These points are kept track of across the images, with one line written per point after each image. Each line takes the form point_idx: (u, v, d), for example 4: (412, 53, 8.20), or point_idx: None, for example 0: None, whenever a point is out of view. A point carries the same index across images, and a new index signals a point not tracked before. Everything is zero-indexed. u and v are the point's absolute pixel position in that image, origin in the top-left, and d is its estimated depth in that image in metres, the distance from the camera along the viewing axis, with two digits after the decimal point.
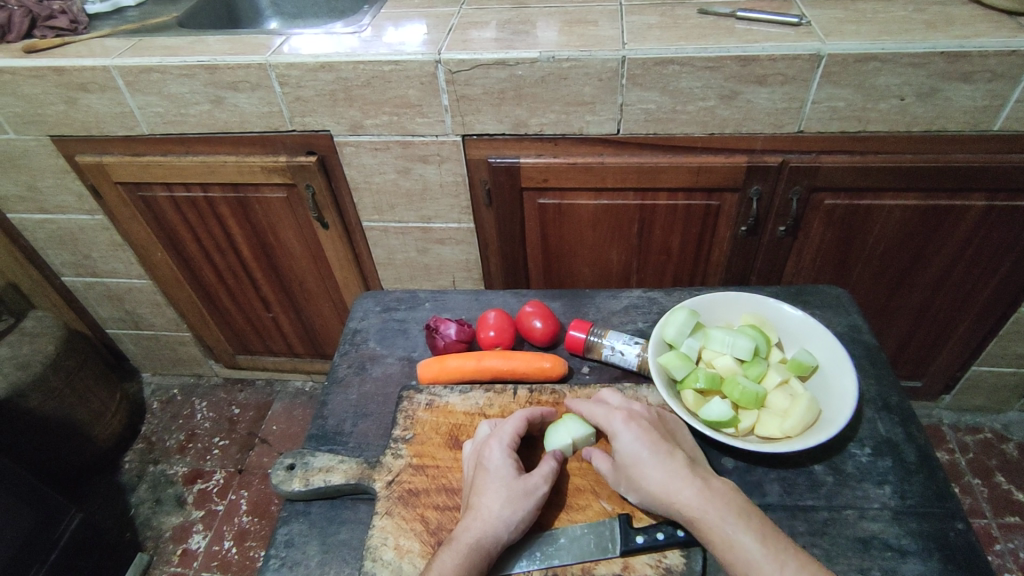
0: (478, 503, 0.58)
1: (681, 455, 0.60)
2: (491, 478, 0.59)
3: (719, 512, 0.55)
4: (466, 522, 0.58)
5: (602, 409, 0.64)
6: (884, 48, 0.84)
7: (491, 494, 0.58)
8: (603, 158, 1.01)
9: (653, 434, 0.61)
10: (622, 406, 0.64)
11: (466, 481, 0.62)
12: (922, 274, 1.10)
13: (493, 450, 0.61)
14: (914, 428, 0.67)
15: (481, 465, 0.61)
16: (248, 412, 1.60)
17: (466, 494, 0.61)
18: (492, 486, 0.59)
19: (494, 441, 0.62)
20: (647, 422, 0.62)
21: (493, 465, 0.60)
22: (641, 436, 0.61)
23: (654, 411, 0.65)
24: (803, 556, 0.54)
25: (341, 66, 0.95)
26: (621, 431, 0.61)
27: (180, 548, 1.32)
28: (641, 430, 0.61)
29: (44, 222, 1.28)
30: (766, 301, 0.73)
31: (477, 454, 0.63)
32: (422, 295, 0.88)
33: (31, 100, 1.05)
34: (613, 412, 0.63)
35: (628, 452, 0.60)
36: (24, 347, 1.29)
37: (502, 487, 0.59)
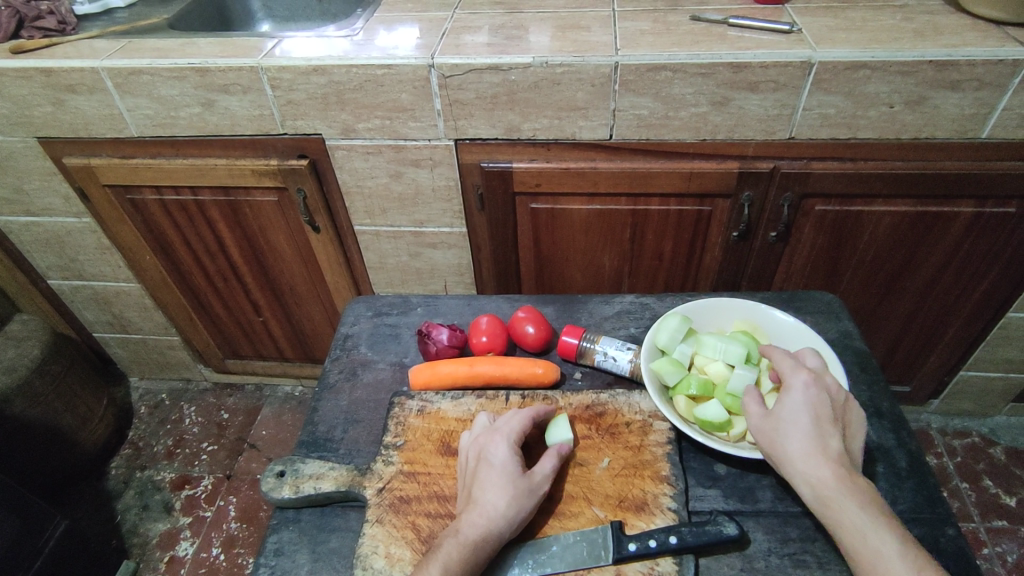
0: (481, 497, 0.58)
1: (841, 442, 0.57)
2: (495, 473, 0.59)
3: (856, 504, 0.54)
4: (467, 517, 0.57)
5: (792, 365, 0.62)
6: (874, 56, 0.85)
7: (495, 490, 0.58)
8: (596, 163, 1.01)
9: (827, 409, 0.58)
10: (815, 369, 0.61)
11: (466, 475, 0.62)
12: (912, 280, 1.10)
13: (499, 446, 0.61)
14: (905, 433, 0.67)
15: (487, 459, 0.61)
16: (238, 417, 1.58)
17: (466, 487, 0.61)
18: (495, 482, 0.59)
19: (499, 436, 0.62)
20: (829, 395, 0.59)
21: (498, 460, 0.60)
22: (814, 405, 0.58)
23: (842, 388, 0.61)
24: None
25: (333, 69, 0.94)
26: (797, 391, 0.59)
27: (167, 555, 1.30)
28: (818, 402, 0.59)
29: (30, 225, 1.26)
30: (757, 307, 0.73)
31: (480, 447, 0.63)
32: (414, 299, 0.87)
33: (18, 101, 1.04)
34: (798, 370, 0.61)
35: (790, 414, 0.59)
36: (9, 351, 1.28)
37: (505, 483, 0.59)
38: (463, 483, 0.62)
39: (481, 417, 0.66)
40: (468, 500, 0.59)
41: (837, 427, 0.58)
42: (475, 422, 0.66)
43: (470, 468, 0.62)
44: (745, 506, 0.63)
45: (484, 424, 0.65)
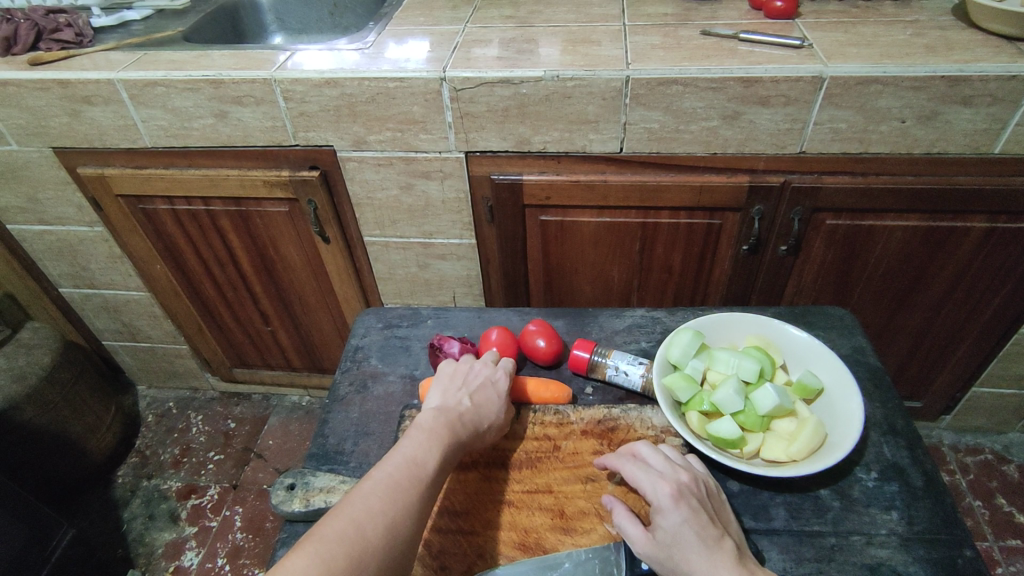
0: (479, 406, 0.65)
1: (730, 543, 0.55)
2: (495, 393, 0.67)
3: None
4: (464, 415, 0.64)
5: (653, 468, 0.59)
6: (886, 71, 0.85)
7: (491, 407, 0.66)
8: (606, 176, 1.01)
9: (703, 517, 0.55)
10: (664, 468, 0.59)
11: (461, 381, 0.68)
12: (924, 295, 1.10)
13: (502, 376, 0.69)
14: (919, 452, 0.66)
15: (490, 380, 0.69)
16: (244, 426, 1.58)
17: (463, 390, 0.67)
18: (493, 399, 0.67)
19: (503, 369, 0.70)
20: (694, 497, 0.57)
21: (501, 387, 0.68)
22: (690, 517, 0.55)
23: (697, 476, 0.59)
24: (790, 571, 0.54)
25: (345, 82, 0.95)
26: (667, 504, 0.56)
27: (172, 565, 1.30)
28: (691, 510, 0.55)
29: (43, 233, 1.27)
30: (770, 323, 0.72)
31: (482, 370, 0.70)
32: (425, 311, 0.87)
33: (35, 112, 1.05)
34: (660, 484, 0.57)
35: (675, 530, 0.55)
36: (19, 359, 1.28)
37: (500, 404, 0.67)
38: (454, 384, 0.68)
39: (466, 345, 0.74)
40: (458, 397, 0.66)
41: (717, 528, 0.56)
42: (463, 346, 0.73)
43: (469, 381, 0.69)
44: (757, 524, 0.61)
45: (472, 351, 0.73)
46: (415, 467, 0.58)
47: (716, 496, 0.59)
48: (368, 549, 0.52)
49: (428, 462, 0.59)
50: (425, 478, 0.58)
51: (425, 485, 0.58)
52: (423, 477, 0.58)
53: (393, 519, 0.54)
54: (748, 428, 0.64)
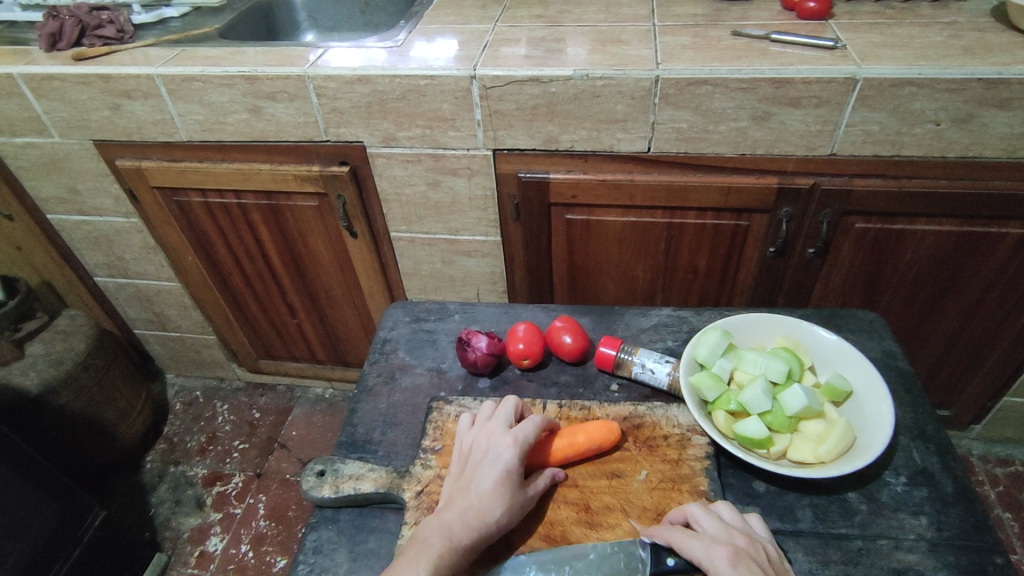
0: (479, 498, 0.59)
1: None
2: (499, 475, 0.60)
3: None
4: (461, 516, 0.58)
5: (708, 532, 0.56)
6: (921, 73, 0.84)
7: (495, 494, 0.59)
8: (632, 176, 1.01)
9: None
10: (719, 533, 0.56)
11: (465, 468, 0.62)
12: (955, 301, 1.08)
13: (508, 448, 0.61)
14: (950, 458, 0.65)
15: (494, 457, 0.61)
16: (269, 416, 1.61)
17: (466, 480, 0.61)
18: (497, 484, 0.59)
19: (513, 438, 0.62)
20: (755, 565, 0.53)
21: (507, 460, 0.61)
22: None
23: (757, 542, 0.55)
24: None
25: (377, 79, 0.97)
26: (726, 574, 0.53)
27: (197, 550, 1.33)
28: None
29: (81, 224, 1.31)
30: (799, 324, 0.72)
31: (489, 444, 0.63)
32: (452, 306, 0.88)
33: (77, 105, 1.08)
34: (715, 549, 0.54)
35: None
36: (57, 345, 1.32)
37: (509, 486, 0.60)
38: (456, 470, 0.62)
39: (484, 410, 0.67)
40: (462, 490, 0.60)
41: None
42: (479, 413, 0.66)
43: (475, 462, 0.62)
44: (783, 525, 0.61)
45: (488, 417, 0.66)
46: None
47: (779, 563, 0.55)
48: None
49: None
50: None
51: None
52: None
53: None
54: (776, 428, 0.63)
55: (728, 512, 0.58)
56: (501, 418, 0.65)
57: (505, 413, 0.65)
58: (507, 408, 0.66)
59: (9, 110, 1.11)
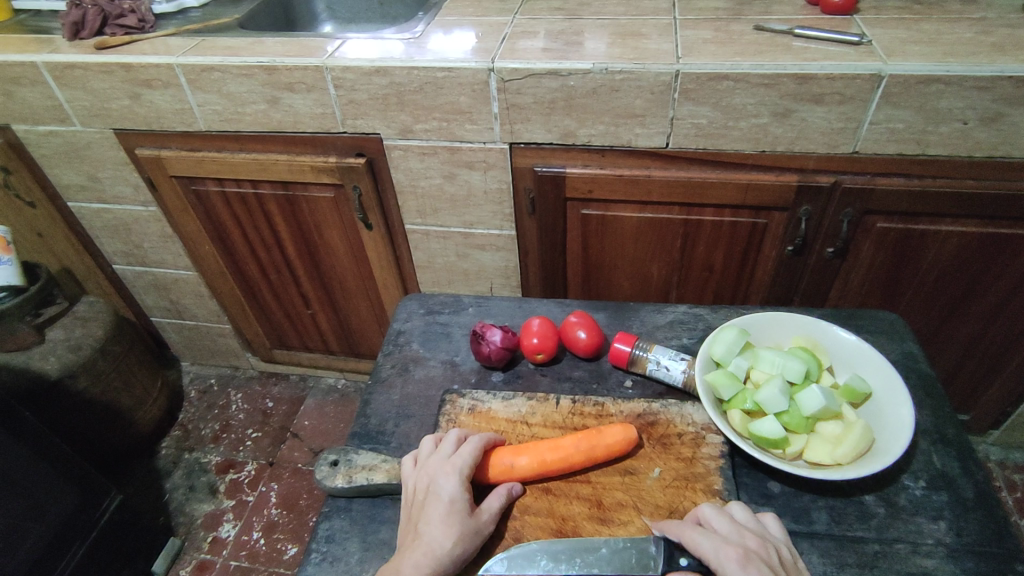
0: (427, 536, 0.56)
1: None
2: (442, 508, 0.58)
3: None
4: (411, 557, 0.55)
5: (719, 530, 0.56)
6: (948, 70, 0.82)
7: (441, 528, 0.57)
8: (650, 172, 1.00)
9: None
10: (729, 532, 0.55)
11: (411, 507, 0.60)
12: (977, 304, 1.06)
13: (450, 480, 0.59)
14: (971, 463, 0.64)
15: (435, 494, 0.59)
16: (282, 406, 1.63)
17: (414, 520, 0.59)
18: (441, 518, 0.57)
19: (451, 467, 0.61)
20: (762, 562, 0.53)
21: (448, 494, 0.59)
22: None
23: (768, 543, 0.54)
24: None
25: (395, 71, 0.96)
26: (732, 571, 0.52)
27: (210, 536, 1.35)
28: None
29: (101, 211, 1.33)
30: (818, 324, 0.71)
31: (430, 478, 0.60)
32: (467, 299, 0.88)
33: (98, 94, 1.09)
34: (723, 550, 0.53)
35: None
36: (76, 331, 1.33)
37: (456, 516, 0.58)
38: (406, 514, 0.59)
39: (425, 444, 0.65)
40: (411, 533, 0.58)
41: None
42: (420, 451, 0.64)
43: (419, 499, 0.60)
44: (798, 527, 0.60)
45: (428, 453, 0.63)
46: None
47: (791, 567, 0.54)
48: None
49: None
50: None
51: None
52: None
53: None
54: (792, 429, 0.63)
55: (741, 512, 0.58)
56: (442, 450, 0.63)
57: (445, 443, 0.64)
58: (446, 438, 0.64)
59: (32, 98, 1.12)
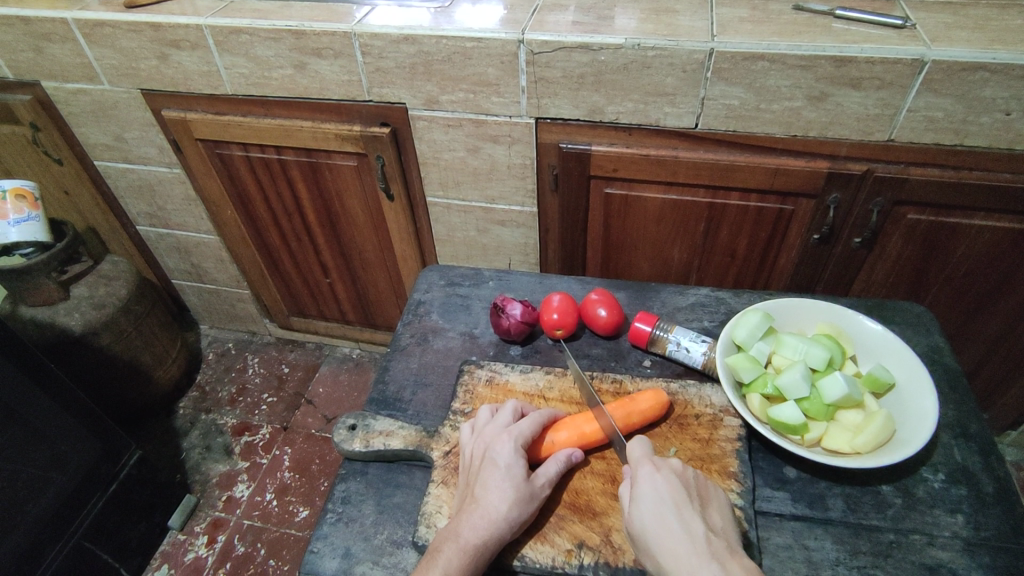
0: (481, 500, 0.57)
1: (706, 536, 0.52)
2: (500, 474, 0.58)
3: None
4: (467, 519, 0.56)
5: (665, 496, 0.54)
6: (995, 57, 0.79)
7: (497, 492, 0.57)
8: (677, 152, 0.99)
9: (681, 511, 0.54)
10: (676, 497, 0.54)
11: (469, 473, 0.60)
12: (1004, 302, 1.04)
13: (507, 446, 0.59)
14: (993, 458, 0.63)
15: (493, 460, 0.59)
16: (297, 372, 1.65)
17: (470, 484, 0.59)
18: (498, 484, 0.57)
19: (509, 435, 0.61)
20: (707, 528, 0.53)
21: (505, 460, 0.58)
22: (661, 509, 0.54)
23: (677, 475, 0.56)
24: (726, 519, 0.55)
25: (423, 39, 0.95)
26: (684, 546, 0.52)
27: (225, 495, 1.38)
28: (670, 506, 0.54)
29: (126, 172, 1.34)
30: (844, 311, 0.70)
31: (488, 444, 0.61)
32: (487, 273, 0.88)
33: (127, 53, 1.09)
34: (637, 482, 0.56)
35: (692, 573, 0.50)
36: (100, 289, 1.35)
37: (513, 482, 0.57)
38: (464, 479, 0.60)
39: (484, 413, 0.65)
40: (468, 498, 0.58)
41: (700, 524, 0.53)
42: (478, 420, 0.64)
43: (476, 465, 0.60)
44: (813, 512, 0.60)
45: (487, 421, 0.64)
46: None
47: (729, 525, 0.55)
48: None
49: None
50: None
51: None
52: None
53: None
54: (812, 416, 0.62)
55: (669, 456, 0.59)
56: (500, 419, 0.63)
57: (503, 413, 0.64)
58: (505, 408, 0.64)
59: (61, 55, 1.13)
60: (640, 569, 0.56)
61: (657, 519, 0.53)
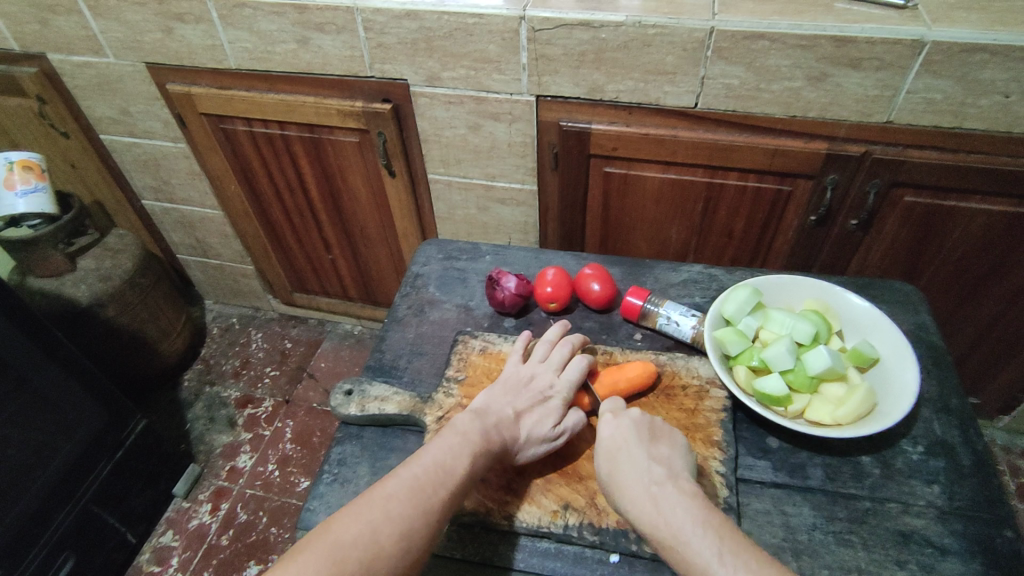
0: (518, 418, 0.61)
1: (651, 463, 0.57)
2: (541, 411, 0.62)
3: (686, 518, 0.52)
4: (498, 425, 0.61)
5: (615, 438, 0.59)
6: (996, 39, 0.79)
7: (532, 422, 0.61)
8: (676, 132, 0.99)
9: (632, 446, 0.58)
10: (625, 437, 0.59)
11: (511, 388, 0.65)
12: (999, 286, 1.05)
13: (559, 394, 0.64)
14: (973, 432, 0.64)
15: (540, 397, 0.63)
16: (300, 347, 1.68)
17: (511, 397, 0.64)
18: (536, 416, 0.62)
19: (561, 381, 0.65)
20: (655, 459, 0.57)
21: (552, 403, 0.63)
22: (613, 448, 0.58)
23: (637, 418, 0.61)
24: (672, 450, 0.59)
25: (425, 15, 0.95)
26: (632, 477, 0.56)
27: (228, 465, 1.41)
28: (622, 446, 0.58)
29: (131, 145, 1.35)
30: (832, 288, 0.71)
31: (541, 380, 0.65)
32: (484, 247, 0.89)
33: (132, 26, 1.10)
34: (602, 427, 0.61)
35: (636, 500, 0.55)
36: (106, 261, 1.38)
37: (548, 420, 0.62)
38: (506, 391, 0.64)
39: (543, 347, 0.69)
40: (502, 408, 0.63)
41: (648, 456, 0.57)
42: (535, 351, 0.68)
43: (523, 387, 0.65)
44: (793, 481, 0.62)
45: (543, 358, 0.67)
46: (441, 471, 0.56)
47: (684, 458, 0.59)
48: (384, 555, 0.51)
49: (457, 468, 0.57)
50: (453, 484, 0.56)
51: (451, 492, 0.56)
52: (453, 482, 0.56)
53: (409, 527, 0.53)
54: (795, 387, 0.64)
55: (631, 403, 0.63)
56: (555, 360, 0.67)
57: (559, 355, 0.67)
58: (562, 346, 0.68)
59: (67, 27, 1.14)
60: (623, 529, 0.58)
61: (608, 459, 0.58)
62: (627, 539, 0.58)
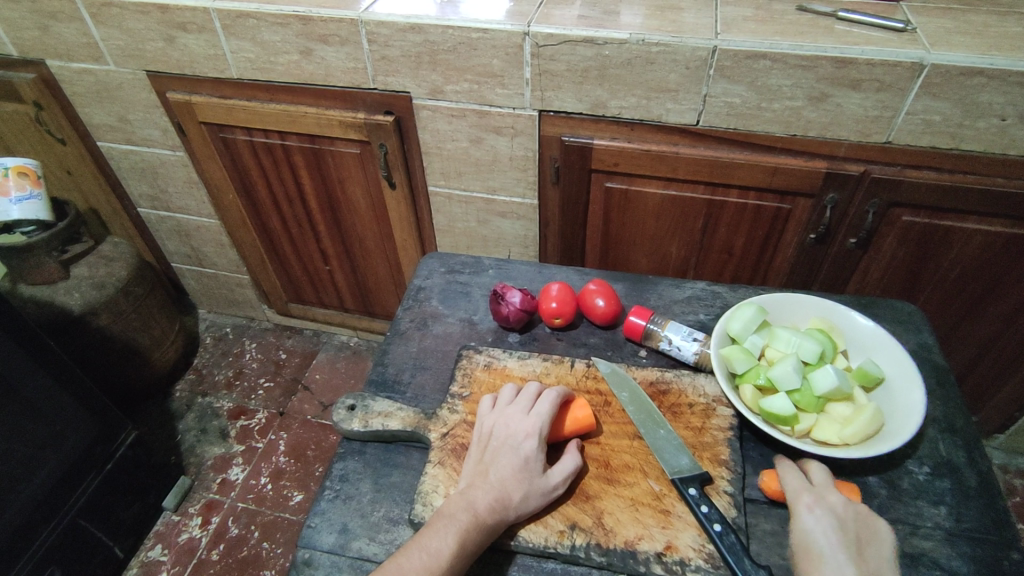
0: (502, 482, 0.59)
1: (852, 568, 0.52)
2: (518, 463, 0.60)
3: None
4: (479, 492, 0.58)
5: (819, 541, 0.54)
6: (993, 63, 0.80)
7: (514, 479, 0.59)
8: (677, 149, 1.00)
9: (836, 545, 0.54)
10: (831, 544, 0.54)
11: (485, 448, 0.63)
12: (996, 305, 1.05)
13: (530, 438, 0.61)
14: (977, 453, 0.65)
15: (513, 448, 0.61)
16: (294, 358, 1.66)
17: (488, 460, 0.61)
18: (515, 470, 0.60)
19: (530, 423, 0.63)
20: None
21: (526, 452, 0.61)
22: (814, 540, 0.55)
23: (841, 506, 0.56)
24: (870, 550, 0.54)
25: (429, 28, 0.95)
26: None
27: (219, 477, 1.39)
28: (826, 541, 0.54)
29: (129, 153, 1.34)
30: (837, 307, 0.72)
31: (510, 427, 0.63)
32: (487, 261, 0.89)
33: (133, 34, 1.10)
34: (807, 515, 0.56)
35: None
36: (100, 269, 1.36)
37: (530, 472, 0.60)
38: (481, 457, 0.62)
39: (506, 391, 0.67)
40: (481, 475, 0.60)
41: (847, 556, 0.53)
42: (500, 397, 0.66)
43: (497, 445, 0.62)
44: None
45: (510, 402, 0.65)
46: (428, 555, 0.54)
47: (891, 566, 0.53)
48: None
49: (444, 549, 0.54)
50: (441, 569, 0.53)
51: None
52: (440, 564, 0.54)
53: None
54: (803, 407, 0.64)
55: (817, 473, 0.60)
56: (521, 400, 0.65)
57: (525, 395, 0.65)
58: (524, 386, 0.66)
59: (67, 34, 1.13)
60: (631, 550, 0.57)
61: (808, 564, 0.54)
62: (635, 560, 0.57)
